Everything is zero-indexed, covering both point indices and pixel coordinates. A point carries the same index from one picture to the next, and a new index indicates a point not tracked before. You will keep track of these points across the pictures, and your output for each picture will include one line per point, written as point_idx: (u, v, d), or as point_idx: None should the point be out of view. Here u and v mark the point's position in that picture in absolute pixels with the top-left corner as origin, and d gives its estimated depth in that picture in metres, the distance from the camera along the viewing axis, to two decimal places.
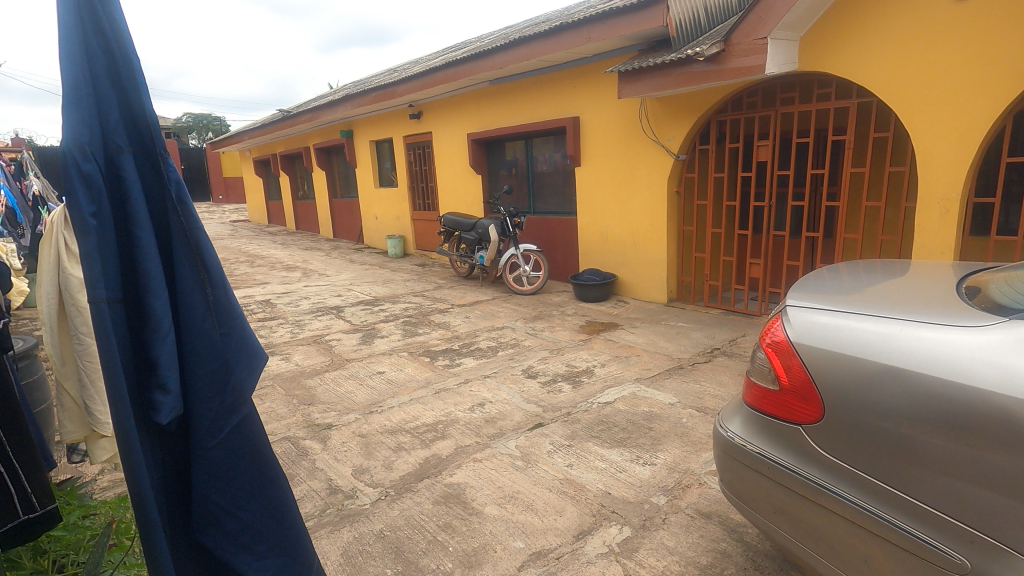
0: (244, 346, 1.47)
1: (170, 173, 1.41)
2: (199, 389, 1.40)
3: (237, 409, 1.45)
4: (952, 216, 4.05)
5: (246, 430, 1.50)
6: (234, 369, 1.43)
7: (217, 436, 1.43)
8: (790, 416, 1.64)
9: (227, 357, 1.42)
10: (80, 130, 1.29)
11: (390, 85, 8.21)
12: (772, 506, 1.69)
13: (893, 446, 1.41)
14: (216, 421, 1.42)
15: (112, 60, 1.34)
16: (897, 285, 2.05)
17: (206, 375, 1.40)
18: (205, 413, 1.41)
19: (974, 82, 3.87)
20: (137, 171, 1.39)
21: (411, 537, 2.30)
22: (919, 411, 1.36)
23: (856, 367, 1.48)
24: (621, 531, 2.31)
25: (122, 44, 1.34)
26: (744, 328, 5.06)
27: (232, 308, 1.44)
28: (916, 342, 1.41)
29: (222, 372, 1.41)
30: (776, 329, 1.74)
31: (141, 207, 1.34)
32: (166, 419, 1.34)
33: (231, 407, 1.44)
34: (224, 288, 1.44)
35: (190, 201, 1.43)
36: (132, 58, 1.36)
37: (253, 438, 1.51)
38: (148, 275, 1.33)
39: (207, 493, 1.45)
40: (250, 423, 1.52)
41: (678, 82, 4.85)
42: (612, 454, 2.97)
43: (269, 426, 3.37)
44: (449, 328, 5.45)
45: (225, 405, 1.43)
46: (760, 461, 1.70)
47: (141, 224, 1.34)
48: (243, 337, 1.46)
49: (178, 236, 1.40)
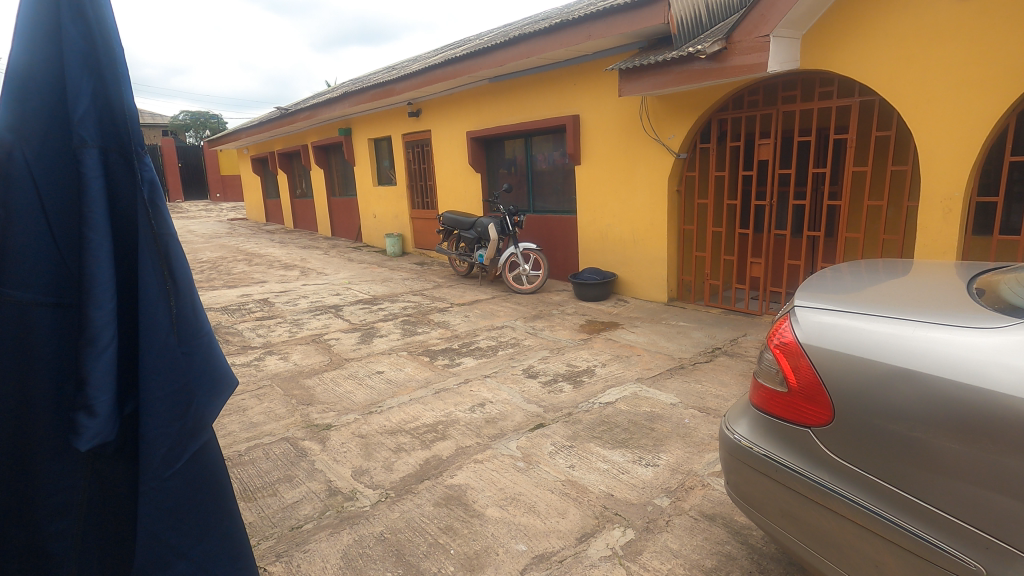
0: (215, 373, 1.40)
1: (139, 171, 1.30)
2: (156, 416, 1.31)
3: (197, 436, 1.37)
4: (954, 215, 4.03)
5: (205, 457, 1.42)
6: (196, 394, 1.35)
7: (174, 465, 1.34)
8: (799, 419, 1.61)
9: (188, 381, 1.34)
10: (41, 126, 1.26)
11: (388, 83, 8.17)
12: (779, 509, 1.67)
13: (905, 450, 1.39)
14: (174, 449, 1.34)
15: (90, 49, 1.26)
16: (906, 285, 2.02)
17: (163, 398, 1.31)
18: (161, 442, 1.32)
19: (977, 81, 3.85)
20: (109, 166, 1.30)
21: (412, 540, 2.27)
22: (932, 415, 1.33)
23: (866, 370, 1.46)
24: (625, 533, 2.29)
25: (99, 34, 1.25)
26: (744, 328, 5.04)
27: (196, 328, 1.36)
28: (929, 344, 1.39)
29: (182, 397, 1.33)
30: (784, 330, 1.71)
31: (97, 208, 1.25)
32: (85, 447, 1.25)
33: (192, 432, 1.36)
34: (187, 301, 1.35)
35: (161, 202, 1.31)
36: (111, 48, 1.26)
37: (212, 465, 1.44)
38: (93, 283, 1.25)
39: (156, 532, 1.36)
40: (208, 448, 1.44)
41: (679, 80, 4.83)
42: (615, 455, 2.94)
43: (268, 426, 3.34)
44: (448, 327, 5.42)
45: (186, 431, 1.35)
46: (767, 463, 1.68)
47: (94, 227, 1.25)
48: (203, 364, 1.36)
49: (143, 241, 1.29)
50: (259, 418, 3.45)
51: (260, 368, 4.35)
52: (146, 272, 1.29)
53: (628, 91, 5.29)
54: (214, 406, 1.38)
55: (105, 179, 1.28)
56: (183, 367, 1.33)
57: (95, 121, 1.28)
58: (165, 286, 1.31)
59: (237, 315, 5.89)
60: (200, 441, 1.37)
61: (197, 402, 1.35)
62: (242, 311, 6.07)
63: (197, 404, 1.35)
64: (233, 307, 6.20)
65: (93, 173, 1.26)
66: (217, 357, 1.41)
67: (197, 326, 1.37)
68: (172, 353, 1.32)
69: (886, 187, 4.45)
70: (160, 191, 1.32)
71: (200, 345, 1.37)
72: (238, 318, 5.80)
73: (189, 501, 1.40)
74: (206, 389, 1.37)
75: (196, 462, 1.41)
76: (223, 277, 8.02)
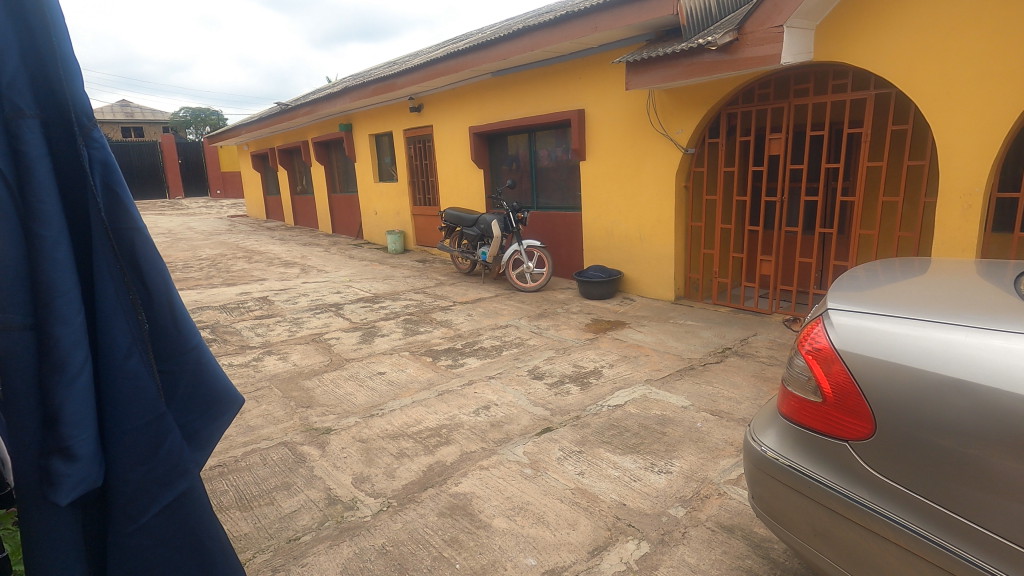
0: (223, 391, 1.42)
1: (91, 151, 1.21)
2: (124, 457, 1.25)
3: (174, 483, 1.31)
4: (975, 211, 3.90)
5: (187, 503, 1.35)
6: (171, 430, 1.29)
7: (140, 519, 1.28)
8: (837, 431, 1.49)
9: (160, 414, 1.28)
10: None
11: (390, 78, 8.03)
12: (811, 527, 1.55)
13: (956, 467, 1.27)
14: (137, 502, 1.27)
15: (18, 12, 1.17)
16: (944, 284, 1.89)
17: (134, 429, 1.26)
18: (124, 490, 1.25)
19: (1000, 72, 3.71)
20: (54, 144, 1.21)
21: (416, 553, 2.16)
22: (988, 431, 1.21)
23: (911, 381, 1.33)
24: (639, 547, 2.18)
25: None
26: (754, 327, 4.92)
27: (174, 336, 1.31)
28: (983, 353, 1.26)
29: (156, 431, 1.28)
30: (817, 334, 1.58)
31: (47, 199, 1.16)
32: (65, 499, 1.16)
33: (168, 479, 1.30)
34: (161, 305, 1.29)
35: (120, 183, 1.24)
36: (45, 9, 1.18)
37: (198, 513, 1.38)
38: (54, 292, 1.16)
39: None
40: (192, 493, 1.36)
41: (688, 73, 4.69)
42: (626, 461, 2.82)
43: (266, 430, 3.22)
44: (451, 326, 5.30)
45: (155, 478, 1.28)
46: (799, 478, 1.55)
47: (49, 222, 1.16)
48: (194, 380, 1.35)
49: (100, 235, 1.22)
50: (256, 422, 3.34)
51: (258, 369, 4.23)
52: (104, 277, 1.23)
53: (635, 84, 5.16)
54: (217, 426, 1.40)
55: (48, 152, 1.19)
56: (150, 399, 1.28)
57: (31, 91, 1.18)
58: (129, 296, 1.26)
59: (235, 314, 5.78)
60: (177, 488, 1.31)
61: (170, 442, 1.29)
62: (241, 310, 5.95)
63: (172, 439, 1.29)
64: (231, 306, 6.09)
65: (37, 151, 1.16)
66: (218, 376, 1.41)
67: (185, 340, 1.33)
68: (146, 380, 1.28)
69: (903, 182, 4.32)
70: (114, 171, 1.24)
71: (186, 362, 1.34)
72: (237, 317, 5.69)
73: (160, 563, 1.33)
74: (208, 412, 1.39)
75: (175, 516, 1.34)
76: (222, 274, 7.90)
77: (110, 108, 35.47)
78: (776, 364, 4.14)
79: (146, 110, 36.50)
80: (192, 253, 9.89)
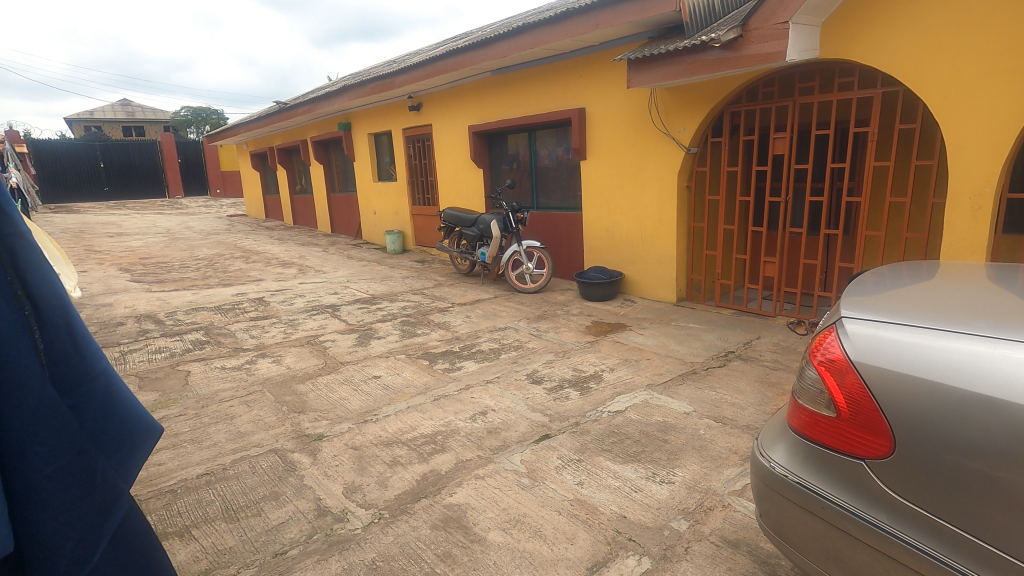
0: (138, 420, 1.37)
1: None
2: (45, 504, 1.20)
3: (114, 509, 1.30)
4: (985, 213, 3.81)
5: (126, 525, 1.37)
6: (100, 459, 1.28)
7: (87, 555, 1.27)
8: (853, 449, 1.39)
9: (83, 447, 1.25)
10: None
11: (389, 76, 7.95)
12: (823, 550, 1.45)
13: (982, 491, 1.18)
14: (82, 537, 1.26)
15: None
16: (963, 289, 1.80)
17: (57, 469, 1.22)
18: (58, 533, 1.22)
19: (1012, 70, 3.61)
20: None
21: (407, 569, 2.07)
22: (1020, 453, 1.12)
23: (935, 397, 1.24)
24: (640, 563, 2.08)
25: None
26: (757, 330, 4.83)
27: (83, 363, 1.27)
28: (1014, 368, 1.17)
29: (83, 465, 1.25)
30: (830, 344, 1.48)
31: None
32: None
33: (105, 509, 1.29)
34: (60, 335, 1.23)
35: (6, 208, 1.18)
36: None
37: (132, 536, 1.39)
38: None
39: None
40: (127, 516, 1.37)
41: (691, 71, 4.60)
42: (626, 471, 2.73)
43: (256, 437, 3.14)
44: (449, 328, 5.21)
45: (94, 509, 1.27)
46: (811, 498, 1.46)
47: None
48: (104, 411, 1.30)
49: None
50: (247, 427, 3.25)
51: (251, 372, 4.15)
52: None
53: (637, 82, 5.07)
54: (135, 459, 1.36)
55: None
56: (69, 434, 1.24)
57: None
58: (28, 324, 1.19)
59: (230, 315, 5.69)
60: (119, 512, 1.32)
61: (102, 470, 1.28)
62: (237, 311, 5.87)
63: (102, 469, 1.28)
64: (226, 307, 6.00)
65: None
66: (129, 402, 1.37)
67: (89, 368, 1.29)
68: (60, 414, 1.22)
69: (911, 182, 4.22)
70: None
71: (94, 390, 1.29)
72: (232, 318, 5.61)
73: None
74: (128, 444, 1.34)
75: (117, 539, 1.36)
76: (219, 274, 7.83)
77: (110, 107, 35.43)
78: (780, 368, 4.05)
79: (147, 109, 36.45)
80: (189, 253, 9.82)
